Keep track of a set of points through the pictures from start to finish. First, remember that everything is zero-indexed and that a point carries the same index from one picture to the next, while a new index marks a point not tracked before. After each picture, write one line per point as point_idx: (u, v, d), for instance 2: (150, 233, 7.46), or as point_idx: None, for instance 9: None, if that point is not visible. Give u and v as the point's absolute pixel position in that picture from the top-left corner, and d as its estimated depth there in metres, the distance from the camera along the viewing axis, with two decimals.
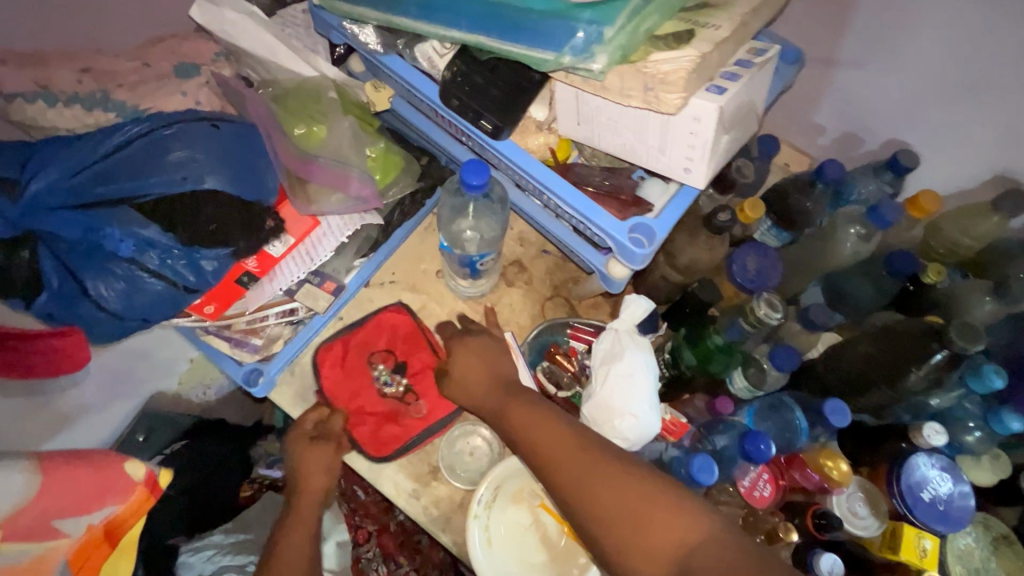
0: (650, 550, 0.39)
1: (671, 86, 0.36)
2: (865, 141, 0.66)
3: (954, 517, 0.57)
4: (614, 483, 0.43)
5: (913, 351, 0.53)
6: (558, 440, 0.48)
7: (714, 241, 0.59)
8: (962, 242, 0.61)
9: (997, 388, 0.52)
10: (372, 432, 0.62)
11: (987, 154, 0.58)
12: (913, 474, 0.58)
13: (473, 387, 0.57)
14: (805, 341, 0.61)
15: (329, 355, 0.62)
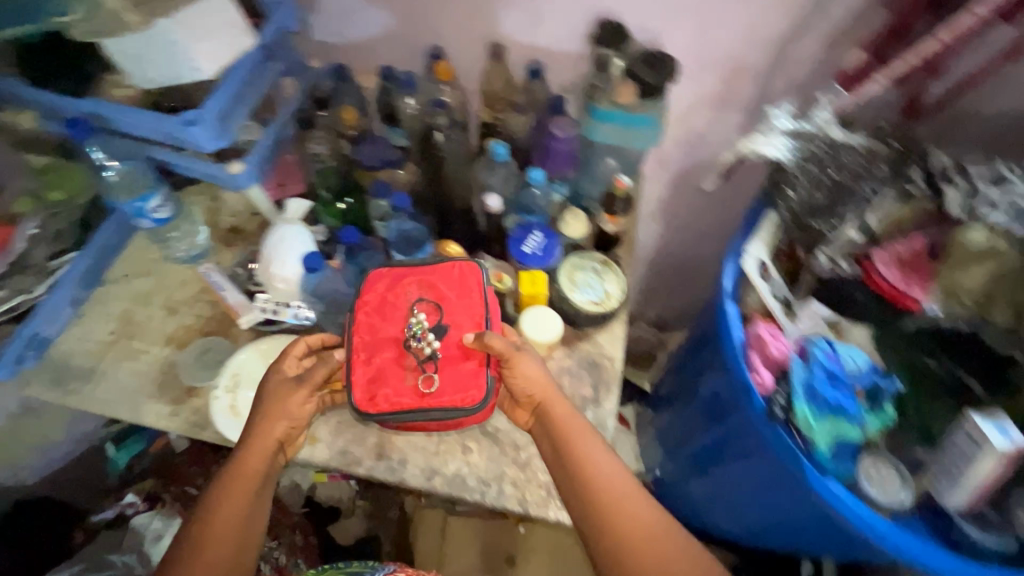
0: (605, 523, 0.65)
1: (127, 12, 0.57)
2: (417, 55, 0.91)
3: (547, 251, 0.82)
4: (634, 516, 0.65)
5: (428, 146, 0.85)
6: (566, 422, 0.69)
7: (323, 136, 0.87)
8: (494, 88, 0.88)
9: (506, 152, 0.81)
10: (366, 374, 0.67)
11: (474, 30, 0.85)
12: (518, 234, 0.83)
13: (535, 380, 0.69)
14: (414, 184, 0.87)
15: (398, 296, 0.70)
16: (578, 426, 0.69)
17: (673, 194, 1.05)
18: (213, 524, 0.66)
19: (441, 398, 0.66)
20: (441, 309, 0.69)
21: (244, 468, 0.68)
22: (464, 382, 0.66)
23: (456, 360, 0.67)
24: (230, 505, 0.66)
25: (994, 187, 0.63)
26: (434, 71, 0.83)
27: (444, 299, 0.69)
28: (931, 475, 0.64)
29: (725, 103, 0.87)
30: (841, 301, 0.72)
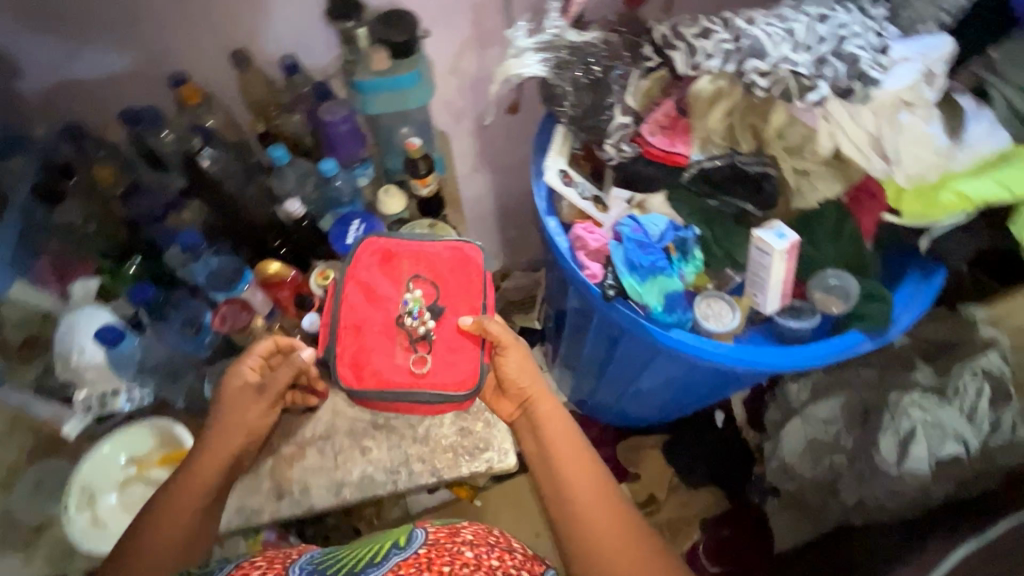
0: (569, 494, 0.63)
1: None
2: (155, 81, 0.80)
3: (372, 234, 0.82)
4: (599, 492, 0.64)
5: (203, 176, 0.77)
6: (550, 417, 0.68)
7: (77, 201, 0.78)
8: (257, 96, 0.84)
9: (287, 153, 0.77)
10: (355, 347, 0.66)
11: (205, 38, 0.77)
12: (336, 229, 0.82)
13: (524, 372, 0.69)
14: (203, 216, 0.82)
15: (388, 273, 0.68)
16: (561, 419, 0.69)
17: (482, 141, 1.08)
18: (162, 521, 0.62)
19: (433, 380, 0.66)
20: (438, 289, 0.68)
21: (213, 454, 0.66)
22: (456, 366, 0.66)
23: (455, 342, 0.67)
24: (185, 496, 0.63)
25: (702, 39, 0.71)
26: (180, 96, 0.76)
27: (442, 277, 0.68)
28: (748, 291, 0.77)
29: (485, 42, 0.90)
30: (632, 181, 0.79)
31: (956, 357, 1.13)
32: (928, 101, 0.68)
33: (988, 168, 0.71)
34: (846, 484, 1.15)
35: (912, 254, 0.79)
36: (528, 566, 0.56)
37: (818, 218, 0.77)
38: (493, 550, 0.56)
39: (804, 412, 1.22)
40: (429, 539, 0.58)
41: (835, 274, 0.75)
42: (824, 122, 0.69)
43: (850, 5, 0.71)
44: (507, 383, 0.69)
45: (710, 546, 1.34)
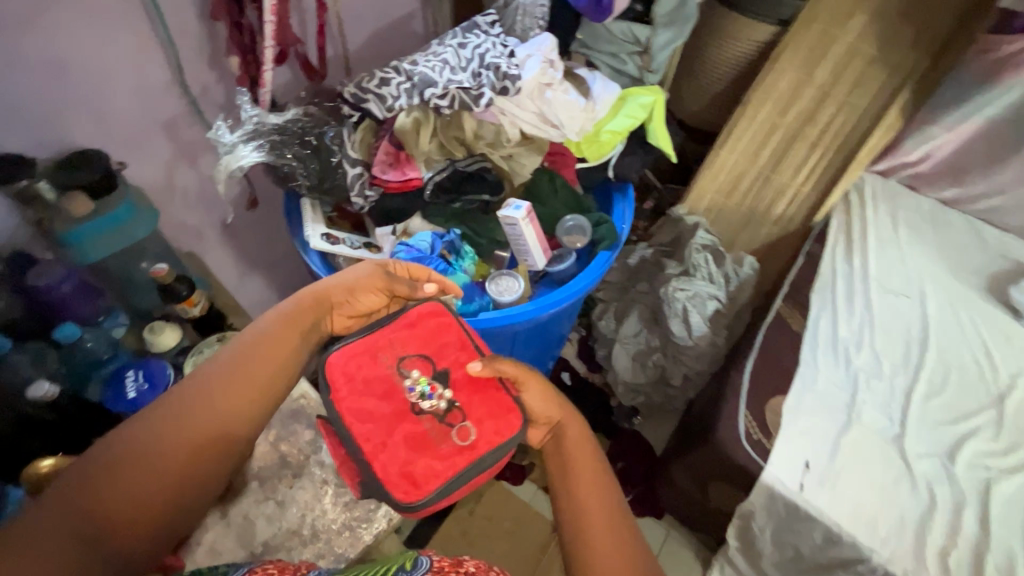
0: (584, 518, 0.54)
1: None
2: None
3: (157, 375, 0.75)
4: (610, 522, 0.54)
5: None
6: (576, 457, 0.59)
7: None
8: None
9: (7, 340, 0.67)
10: (396, 460, 0.61)
11: None
12: (112, 392, 0.73)
13: (553, 402, 0.64)
14: None
15: (377, 368, 0.64)
16: (591, 459, 0.60)
17: (237, 245, 1.07)
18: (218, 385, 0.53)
19: (483, 444, 0.63)
20: (429, 358, 0.66)
21: (303, 320, 0.61)
22: (495, 413, 0.64)
23: (478, 393, 0.65)
24: (269, 341, 0.58)
25: (385, 87, 0.83)
26: None
27: (429, 349, 0.67)
28: (521, 259, 0.92)
29: (194, 152, 0.91)
30: (389, 215, 0.89)
31: (682, 246, 1.51)
32: (557, 78, 0.90)
33: (616, 108, 0.99)
34: (671, 370, 1.44)
35: (609, 183, 1.05)
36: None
37: (538, 184, 0.96)
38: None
39: (619, 337, 1.49)
40: (435, 563, 0.53)
41: (569, 217, 0.95)
42: (503, 116, 0.88)
43: (476, 32, 0.91)
44: (530, 414, 0.65)
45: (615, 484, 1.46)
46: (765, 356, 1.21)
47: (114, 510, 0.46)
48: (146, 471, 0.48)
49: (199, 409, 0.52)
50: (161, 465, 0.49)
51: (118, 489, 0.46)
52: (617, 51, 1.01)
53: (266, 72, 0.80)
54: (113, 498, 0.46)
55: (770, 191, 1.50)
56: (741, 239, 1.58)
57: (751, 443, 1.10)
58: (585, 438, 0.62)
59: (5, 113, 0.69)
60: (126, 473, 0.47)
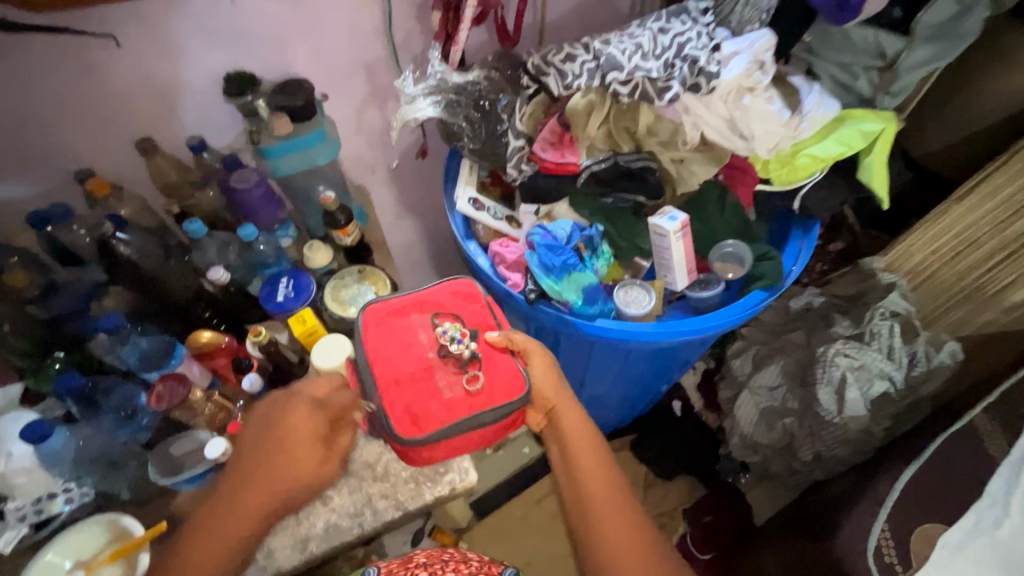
0: (591, 514, 0.61)
1: None
2: (70, 182, 0.83)
3: (302, 288, 0.85)
4: (617, 507, 0.61)
5: (112, 259, 0.77)
6: (573, 437, 0.65)
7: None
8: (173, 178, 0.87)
9: (203, 225, 0.79)
10: (406, 402, 0.61)
11: (117, 134, 0.82)
12: (267, 291, 0.84)
13: (551, 383, 0.66)
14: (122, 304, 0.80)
15: (402, 324, 0.65)
16: (589, 439, 0.65)
17: (399, 188, 1.15)
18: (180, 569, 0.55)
19: (489, 399, 0.61)
20: (459, 316, 0.66)
21: (233, 518, 0.56)
22: (504, 371, 0.63)
23: (495, 347, 0.65)
24: (201, 555, 0.55)
25: (569, 63, 0.79)
26: (88, 188, 0.78)
27: (457, 309, 0.67)
28: (660, 273, 0.84)
29: (384, 96, 0.97)
30: (535, 195, 0.86)
31: (863, 304, 1.27)
32: (763, 84, 0.79)
33: (829, 129, 0.83)
34: (802, 442, 1.24)
35: (790, 215, 0.89)
36: (484, 567, 0.64)
37: (704, 197, 0.85)
38: (446, 564, 0.64)
39: (751, 384, 1.32)
40: (383, 569, 0.65)
41: (730, 242, 0.84)
42: (686, 115, 0.79)
43: (683, 17, 0.80)
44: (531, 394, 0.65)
45: (696, 537, 1.32)
46: (935, 470, 0.97)
47: None
48: None
49: None
50: None
51: None
52: (852, 62, 0.84)
53: (461, 32, 0.81)
54: None
55: (1013, 269, 1.12)
56: (946, 320, 1.25)
57: (878, 565, 0.90)
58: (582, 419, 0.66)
59: (246, 37, 0.81)
60: None
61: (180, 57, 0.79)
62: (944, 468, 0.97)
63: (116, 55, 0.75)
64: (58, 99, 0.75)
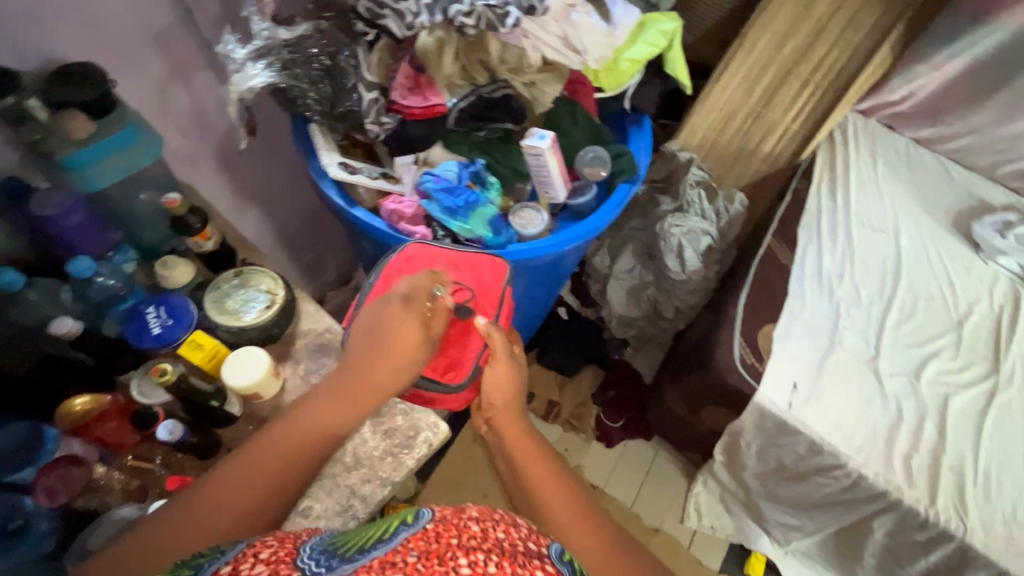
0: (529, 486, 0.63)
1: None
2: None
3: (180, 312, 0.72)
4: (557, 486, 0.62)
5: None
6: (511, 438, 0.70)
7: None
8: None
9: (18, 274, 0.62)
10: None
11: None
12: (135, 330, 0.70)
13: (493, 394, 0.73)
14: None
15: (415, 272, 0.75)
16: (524, 437, 0.70)
17: (234, 176, 1.01)
18: (291, 429, 0.58)
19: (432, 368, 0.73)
20: (460, 293, 0.75)
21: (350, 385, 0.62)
22: (458, 361, 0.74)
23: (464, 333, 0.75)
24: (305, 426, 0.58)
25: (403, 1, 0.75)
26: None
27: (465, 285, 0.76)
28: (541, 191, 0.92)
29: (191, 70, 0.83)
30: (410, 144, 0.85)
31: (676, 181, 1.54)
32: (582, 1, 0.87)
33: (636, 34, 0.96)
34: (663, 304, 1.50)
35: (624, 115, 1.04)
36: (534, 534, 0.47)
37: (560, 114, 0.93)
38: (498, 524, 0.47)
39: (614, 273, 1.53)
40: (438, 513, 0.47)
41: (588, 149, 0.94)
42: (527, 39, 0.84)
43: None
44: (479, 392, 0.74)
45: (608, 410, 1.54)
46: (757, 287, 1.28)
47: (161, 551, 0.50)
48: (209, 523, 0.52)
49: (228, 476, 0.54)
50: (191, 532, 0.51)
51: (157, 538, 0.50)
52: None
53: None
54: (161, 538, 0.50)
55: (760, 128, 1.52)
56: (731, 175, 1.59)
57: (745, 367, 1.18)
58: (520, 422, 0.72)
59: None
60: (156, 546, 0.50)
61: None
62: (763, 283, 1.29)
63: None
64: None
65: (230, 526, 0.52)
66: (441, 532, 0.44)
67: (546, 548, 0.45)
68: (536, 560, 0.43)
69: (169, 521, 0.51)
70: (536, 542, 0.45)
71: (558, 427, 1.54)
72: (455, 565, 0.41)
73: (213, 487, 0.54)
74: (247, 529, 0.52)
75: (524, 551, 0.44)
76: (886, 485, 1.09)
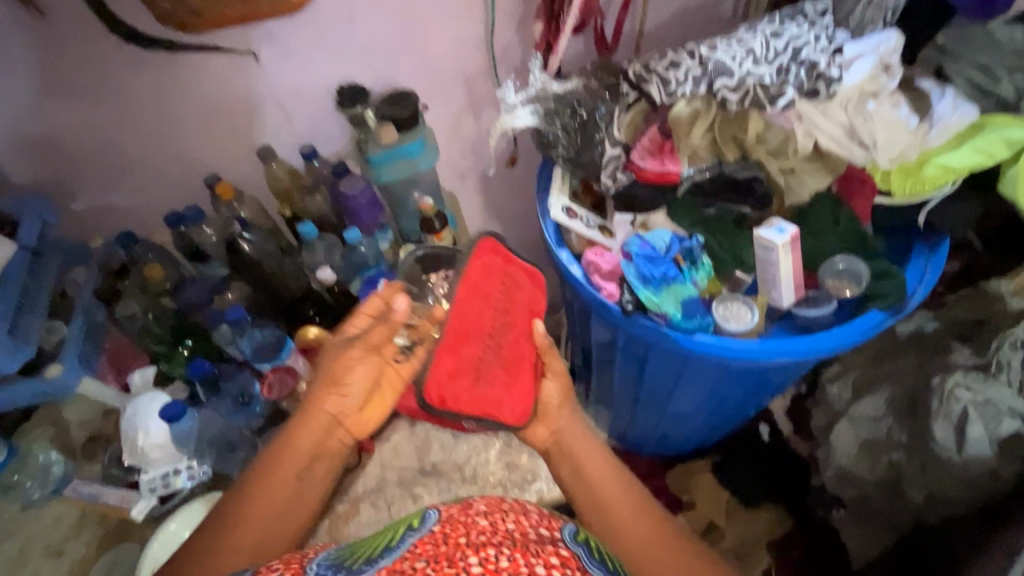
0: (612, 517, 0.64)
1: None
2: (197, 183, 0.92)
3: None
4: (637, 517, 0.64)
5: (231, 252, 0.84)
6: (581, 452, 0.68)
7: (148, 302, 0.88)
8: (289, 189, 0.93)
9: (315, 229, 0.84)
10: (448, 367, 0.63)
11: (241, 143, 0.90)
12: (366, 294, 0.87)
13: (561, 404, 0.70)
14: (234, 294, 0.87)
15: (491, 280, 0.66)
16: (597, 450, 0.69)
17: (487, 195, 1.17)
18: (279, 455, 0.66)
19: (502, 407, 0.65)
20: (528, 320, 0.68)
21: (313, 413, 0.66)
22: (523, 395, 0.67)
23: (528, 368, 0.68)
24: (287, 456, 0.65)
25: (673, 70, 0.78)
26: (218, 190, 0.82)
27: (528, 307, 0.68)
28: (763, 289, 0.80)
29: (481, 106, 1.00)
30: (632, 204, 0.84)
31: (992, 332, 1.13)
32: (891, 88, 0.75)
33: (963, 136, 0.76)
34: (910, 480, 1.12)
35: (913, 230, 0.82)
36: (546, 521, 0.54)
37: (817, 210, 0.80)
38: (506, 516, 0.53)
39: (850, 412, 1.22)
40: (442, 514, 0.53)
41: (842, 259, 0.78)
42: (800, 122, 0.76)
43: (798, 19, 0.78)
44: (542, 404, 0.70)
45: (782, 572, 1.26)
46: None
47: (226, 563, 0.61)
48: (240, 530, 0.62)
49: (248, 514, 0.62)
50: (246, 540, 0.62)
51: (221, 553, 0.61)
52: (993, 63, 0.76)
53: (560, 40, 0.82)
54: (214, 558, 0.60)
55: None
56: None
57: None
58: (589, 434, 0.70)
59: (359, 52, 0.86)
60: (222, 552, 0.61)
61: (304, 69, 0.85)
62: None
63: (242, 70, 0.82)
64: (196, 110, 0.84)
65: (257, 542, 0.62)
66: (447, 531, 0.50)
67: (558, 533, 0.52)
68: (550, 546, 0.49)
69: (220, 538, 0.62)
70: (548, 530, 0.52)
71: None
72: (466, 565, 0.44)
73: (233, 519, 0.63)
74: (283, 538, 0.64)
75: (536, 539, 0.50)
76: None
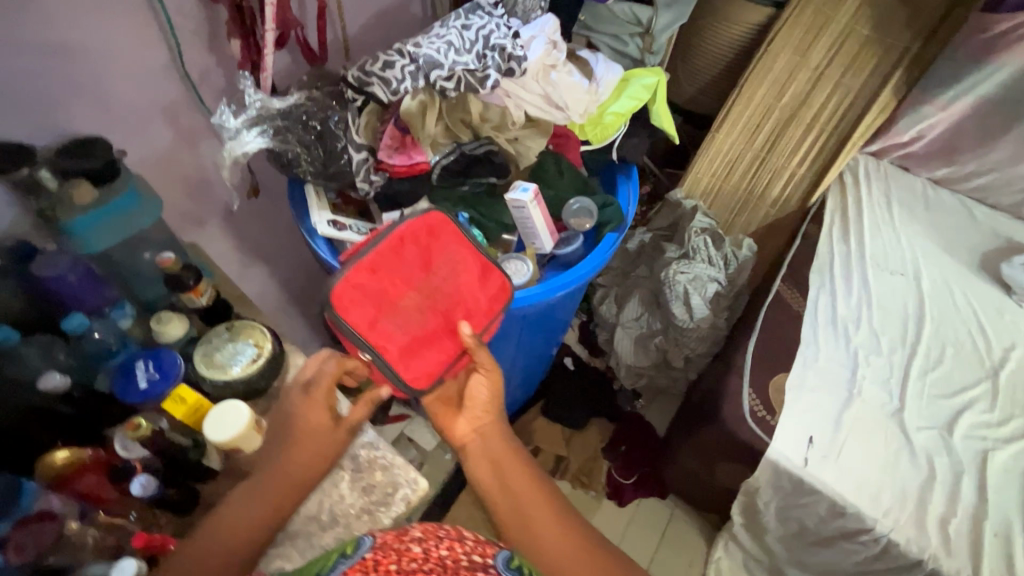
0: (531, 526, 0.63)
1: None
2: None
3: (166, 363, 0.74)
4: (555, 530, 0.63)
5: None
6: (500, 453, 0.70)
7: None
8: None
9: (10, 331, 0.66)
10: (363, 290, 0.61)
11: None
12: (123, 384, 0.72)
13: (488, 404, 0.73)
14: None
15: (438, 247, 0.66)
16: (512, 455, 0.70)
17: (237, 233, 1.06)
18: (209, 536, 0.58)
19: (395, 359, 0.63)
20: (463, 299, 0.68)
21: (267, 488, 0.62)
22: (424, 363, 0.65)
23: (446, 341, 0.67)
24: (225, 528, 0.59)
25: (389, 70, 0.82)
26: None
27: (468, 284, 0.68)
28: (528, 243, 0.93)
29: (197, 139, 0.90)
30: (396, 201, 0.87)
31: (682, 228, 1.52)
32: (561, 60, 0.91)
33: (620, 89, 0.99)
34: (672, 352, 1.46)
35: (613, 165, 1.04)
36: (480, 548, 0.54)
37: (545, 166, 0.95)
38: (442, 541, 0.54)
39: (621, 321, 1.50)
40: (376, 540, 0.55)
41: (575, 200, 0.95)
42: (508, 98, 0.88)
43: (479, 13, 0.89)
44: (466, 395, 0.73)
45: (619, 465, 1.47)
46: (768, 334, 1.23)
47: None
48: None
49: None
50: None
51: None
52: (619, 32, 1.01)
53: (267, 56, 0.78)
54: None
55: (767, 173, 1.51)
56: (739, 222, 1.60)
57: (756, 420, 1.12)
58: (506, 437, 0.72)
59: (2, 101, 0.68)
60: None
61: None
62: (772, 330, 1.24)
63: None
64: None
65: None
66: (379, 559, 0.51)
67: (492, 560, 0.53)
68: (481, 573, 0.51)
69: None
70: (481, 555, 0.53)
71: (567, 484, 1.47)
72: None
73: None
74: None
75: (468, 566, 0.51)
76: (920, 554, 0.99)
